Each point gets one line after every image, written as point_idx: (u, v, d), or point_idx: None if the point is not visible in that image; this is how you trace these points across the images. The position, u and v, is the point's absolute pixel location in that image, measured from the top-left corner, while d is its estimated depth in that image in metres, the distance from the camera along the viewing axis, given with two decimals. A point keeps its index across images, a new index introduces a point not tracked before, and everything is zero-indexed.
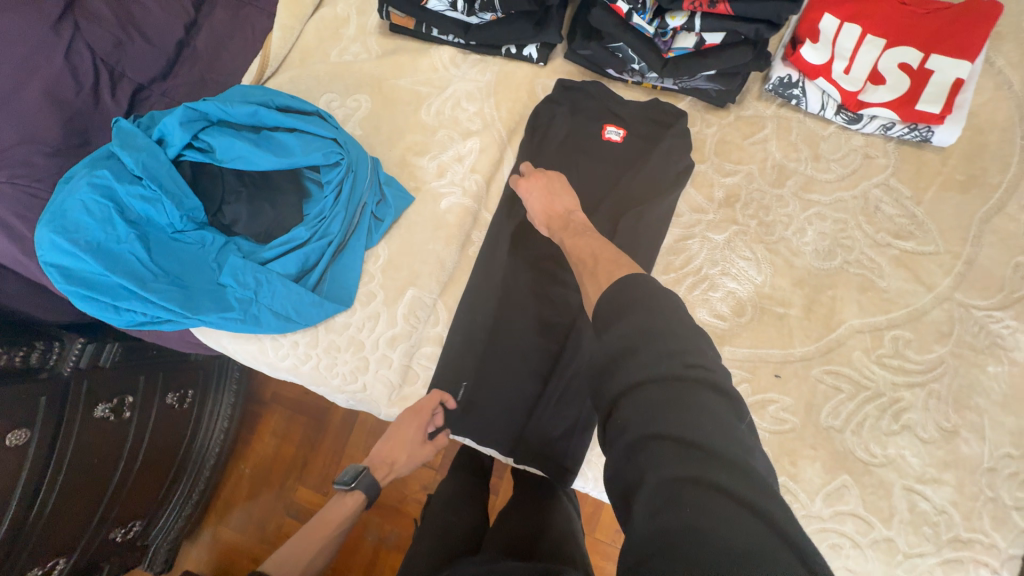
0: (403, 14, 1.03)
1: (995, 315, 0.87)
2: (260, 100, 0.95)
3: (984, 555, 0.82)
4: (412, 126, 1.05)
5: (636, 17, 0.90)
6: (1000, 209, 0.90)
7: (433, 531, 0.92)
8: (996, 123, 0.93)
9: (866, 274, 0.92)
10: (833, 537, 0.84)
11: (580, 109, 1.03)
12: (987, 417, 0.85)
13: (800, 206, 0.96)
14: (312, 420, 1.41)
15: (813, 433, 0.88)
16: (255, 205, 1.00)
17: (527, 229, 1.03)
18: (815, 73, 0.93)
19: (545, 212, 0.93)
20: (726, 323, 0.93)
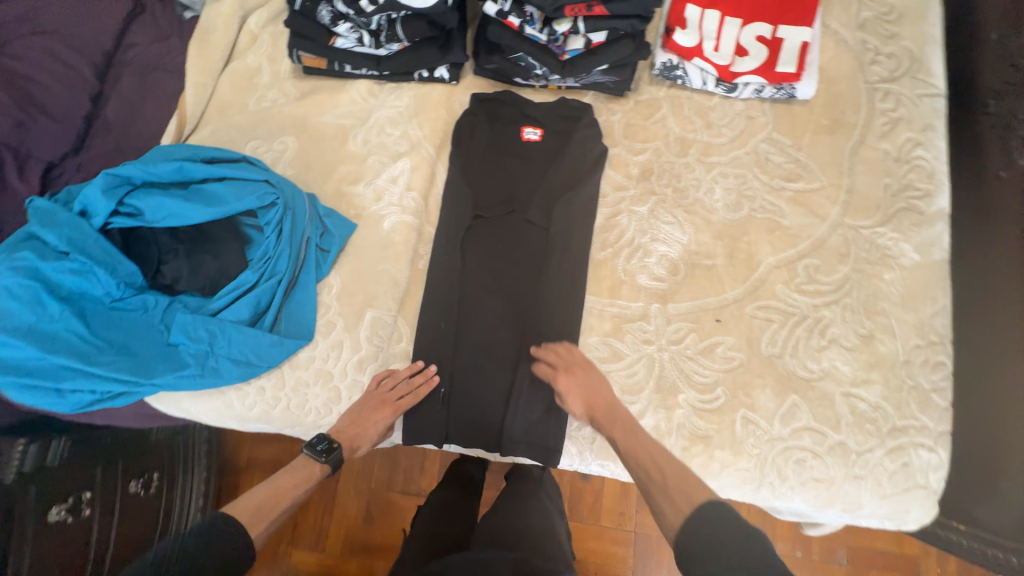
0: (313, 56, 1.08)
1: (880, 231, 1.02)
2: (184, 156, 0.96)
3: (918, 436, 0.94)
4: (342, 158, 1.10)
5: (528, 28, 0.99)
6: (862, 143, 1.06)
7: (422, 537, 0.98)
8: (843, 74, 1.10)
9: (771, 216, 1.04)
10: (796, 453, 0.94)
11: (497, 117, 1.11)
12: (894, 318, 0.98)
13: (705, 169, 1.08)
14: None
15: (758, 363, 0.97)
16: (195, 259, 0.99)
17: (472, 232, 1.06)
18: (690, 55, 1.07)
19: (587, 408, 0.90)
20: (665, 283, 1.02)
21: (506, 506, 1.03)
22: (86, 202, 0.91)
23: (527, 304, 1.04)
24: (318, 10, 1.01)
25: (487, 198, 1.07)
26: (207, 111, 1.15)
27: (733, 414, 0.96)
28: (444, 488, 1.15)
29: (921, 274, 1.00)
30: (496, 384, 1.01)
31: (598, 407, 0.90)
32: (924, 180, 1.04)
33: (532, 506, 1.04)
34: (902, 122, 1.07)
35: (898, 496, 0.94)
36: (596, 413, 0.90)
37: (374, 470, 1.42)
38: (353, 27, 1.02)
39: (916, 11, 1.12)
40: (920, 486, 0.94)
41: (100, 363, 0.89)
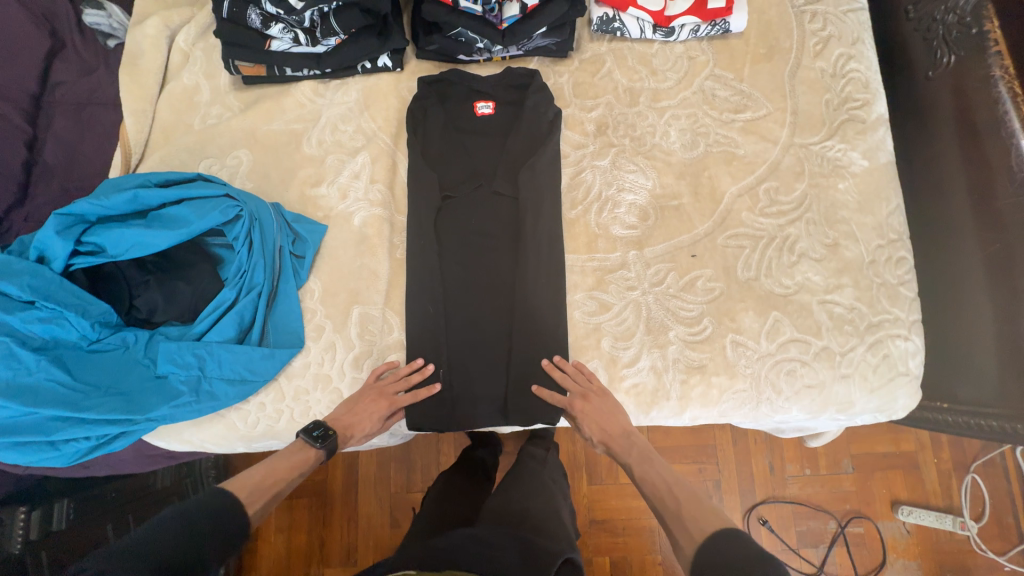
0: (250, 63, 1.06)
1: (829, 144, 1.07)
2: (136, 183, 0.93)
3: (894, 327, 1.01)
4: (300, 162, 1.08)
5: (461, 1, 1.01)
6: (800, 65, 1.11)
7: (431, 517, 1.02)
8: (771, 2, 1.14)
9: (726, 148, 1.08)
10: (786, 365, 0.99)
11: (448, 98, 1.12)
12: (855, 224, 1.04)
13: (657, 115, 1.11)
14: (314, 498, 1.42)
15: (737, 289, 1.02)
16: (168, 287, 0.97)
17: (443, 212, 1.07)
18: (625, 5, 1.08)
19: (602, 435, 0.94)
20: (638, 230, 1.05)
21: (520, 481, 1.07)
22: (41, 247, 0.88)
23: (509, 273, 1.05)
24: (247, 14, 0.99)
25: (452, 177, 1.09)
26: (152, 136, 1.10)
27: (722, 341, 1.00)
28: (459, 472, 1.17)
29: (872, 179, 1.05)
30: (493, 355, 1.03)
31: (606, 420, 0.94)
32: (861, 91, 1.09)
33: (541, 483, 1.07)
34: (832, 39, 1.11)
35: (884, 386, 1.00)
36: (611, 438, 0.94)
37: (392, 477, 1.42)
38: (286, 27, 1.01)
39: None
40: (902, 373, 1.00)
41: (90, 407, 0.87)
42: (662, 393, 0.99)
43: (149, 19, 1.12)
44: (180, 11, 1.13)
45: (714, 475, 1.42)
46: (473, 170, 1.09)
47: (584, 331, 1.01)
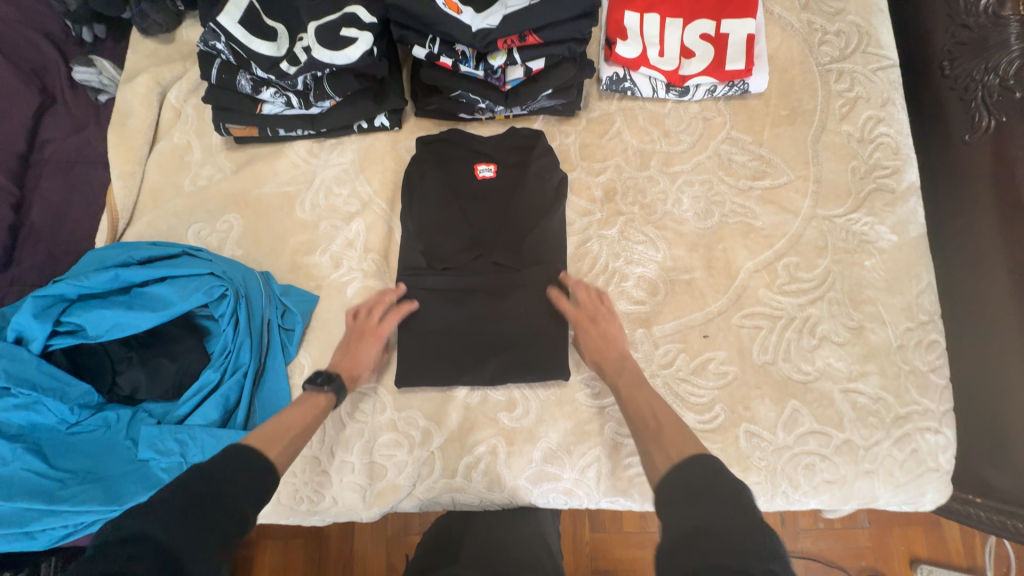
0: (242, 126, 1.01)
1: (855, 217, 0.99)
2: (119, 260, 0.89)
3: (923, 420, 0.93)
4: (293, 228, 1.04)
5: (462, 67, 0.93)
6: (824, 127, 1.03)
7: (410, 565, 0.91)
8: (793, 59, 1.07)
9: (743, 219, 1.01)
10: (804, 458, 0.92)
11: (445, 159, 1.06)
12: (882, 305, 0.96)
13: (669, 180, 1.04)
14: (310, 537, 1.35)
15: (752, 373, 0.95)
16: (151, 365, 0.93)
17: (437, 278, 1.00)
18: (636, 65, 1.02)
19: (597, 358, 0.91)
20: (646, 306, 0.99)
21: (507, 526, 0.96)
22: (19, 328, 0.85)
23: (508, 317, 0.98)
24: (237, 79, 0.94)
25: (447, 244, 1.02)
26: (141, 199, 1.06)
27: (735, 430, 0.93)
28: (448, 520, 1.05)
29: (901, 254, 0.98)
30: (484, 371, 0.96)
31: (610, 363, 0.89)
32: (890, 157, 1.02)
33: None
34: (860, 100, 1.04)
35: (912, 482, 0.92)
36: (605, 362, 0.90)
37: (389, 518, 1.34)
38: (278, 91, 0.96)
39: None
40: (932, 469, 0.92)
41: (65, 498, 0.82)
42: None
43: (141, 76, 1.08)
44: (173, 68, 1.10)
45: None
46: (474, 235, 1.03)
47: (588, 415, 0.96)
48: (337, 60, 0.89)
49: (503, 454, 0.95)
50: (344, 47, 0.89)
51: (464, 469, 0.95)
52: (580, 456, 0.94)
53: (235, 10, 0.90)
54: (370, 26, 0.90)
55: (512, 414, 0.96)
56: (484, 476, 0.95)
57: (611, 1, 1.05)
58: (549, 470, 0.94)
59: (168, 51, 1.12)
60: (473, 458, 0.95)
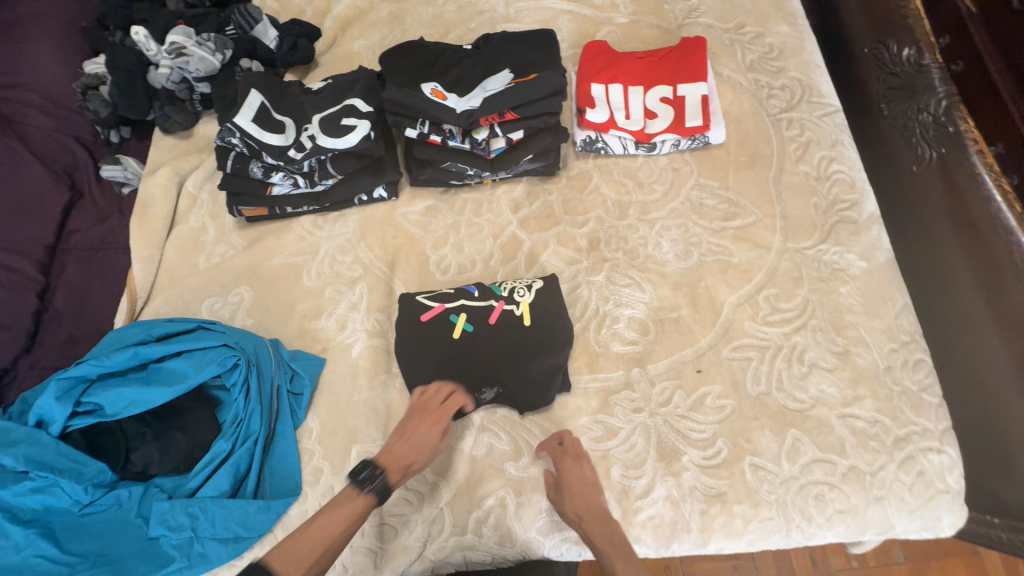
0: (252, 207, 1.11)
1: (824, 248, 1.06)
2: (137, 338, 0.95)
3: (924, 440, 0.94)
4: (300, 295, 1.11)
5: (450, 142, 1.05)
6: (783, 170, 1.13)
7: None
8: (746, 112, 1.19)
9: (720, 257, 1.08)
10: (813, 489, 0.92)
11: (431, 312, 1.04)
12: (863, 329, 1.00)
13: (647, 226, 1.12)
14: None
15: (749, 405, 0.97)
16: (164, 439, 0.95)
17: (433, 351, 1.02)
18: (606, 128, 1.14)
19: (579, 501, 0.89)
20: (639, 345, 1.03)
21: None
22: (39, 412, 0.88)
23: (511, 351, 1.01)
24: (249, 167, 1.05)
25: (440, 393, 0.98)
26: (158, 279, 1.15)
27: (740, 464, 0.94)
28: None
29: (874, 279, 1.04)
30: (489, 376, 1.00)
31: (595, 521, 0.87)
32: (848, 192, 1.10)
33: None
34: (811, 143, 1.15)
35: (924, 507, 0.91)
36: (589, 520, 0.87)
37: None
38: (286, 174, 1.07)
39: (792, 46, 1.24)
40: (942, 491, 0.92)
41: None
42: (682, 525, 0.92)
43: (161, 168, 1.21)
44: (190, 159, 1.22)
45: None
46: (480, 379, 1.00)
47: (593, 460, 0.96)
48: (338, 144, 1.02)
49: (513, 505, 0.95)
50: (344, 133, 1.02)
51: (474, 525, 0.94)
52: None
53: (248, 111, 1.03)
54: (367, 115, 1.04)
55: (518, 464, 0.97)
56: (495, 530, 0.94)
57: (579, 76, 1.19)
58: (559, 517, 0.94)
59: (186, 144, 1.25)
60: (482, 512, 0.95)
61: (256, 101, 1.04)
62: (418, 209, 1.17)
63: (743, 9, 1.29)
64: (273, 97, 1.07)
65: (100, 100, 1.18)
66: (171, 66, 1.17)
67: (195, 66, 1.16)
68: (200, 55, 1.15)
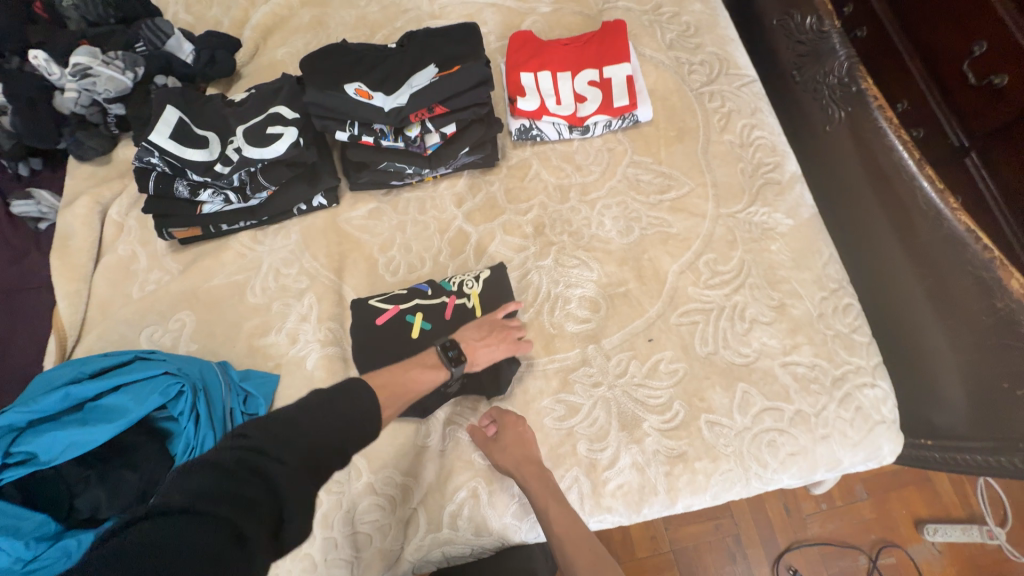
0: (184, 228, 1.07)
1: (753, 210, 1.12)
2: (69, 378, 0.90)
3: (858, 377, 1.01)
4: (246, 313, 1.07)
5: (383, 141, 1.04)
6: (710, 140, 1.19)
7: None
8: (671, 88, 1.24)
9: (660, 228, 1.12)
10: (766, 436, 0.97)
11: (386, 314, 1.03)
12: (795, 282, 1.07)
13: (589, 207, 1.15)
14: None
15: (699, 365, 1.02)
16: (112, 479, 0.89)
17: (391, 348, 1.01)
18: (538, 115, 1.16)
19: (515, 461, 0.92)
20: (592, 322, 1.06)
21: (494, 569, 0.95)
22: None
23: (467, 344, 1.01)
24: (174, 186, 1.01)
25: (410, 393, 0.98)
26: (89, 313, 1.08)
27: (697, 423, 0.98)
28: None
29: (801, 234, 1.10)
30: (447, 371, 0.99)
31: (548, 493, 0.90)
32: (770, 155, 1.17)
33: None
34: (733, 113, 1.21)
35: (865, 438, 0.98)
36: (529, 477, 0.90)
37: None
38: (216, 190, 1.04)
39: (707, 23, 1.30)
40: (879, 422, 0.99)
41: None
42: (649, 488, 0.95)
43: (80, 198, 1.14)
44: (112, 186, 1.16)
45: (732, 530, 1.37)
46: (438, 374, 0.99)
47: (559, 438, 0.98)
48: (267, 154, 0.99)
49: (485, 494, 0.96)
50: (272, 142, 1.00)
51: (449, 520, 0.94)
52: (559, 480, 0.96)
53: (165, 127, 0.98)
54: (294, 122, 1.02)
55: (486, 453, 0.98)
56: (471, 521, 0.94)
57: (508, 67, 1.20)
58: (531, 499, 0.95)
59: (106, 171, 1.18)
60: (456, 506, 0.95)
61: (173, 117, 1.00)
62: (361, 213, 1.16)
63: None
64: (192, 113, 1.03)
65: None
66: (77, 89, 1.10)
67: (104, 86, 1.09)
68: (108, 74, 1.09)
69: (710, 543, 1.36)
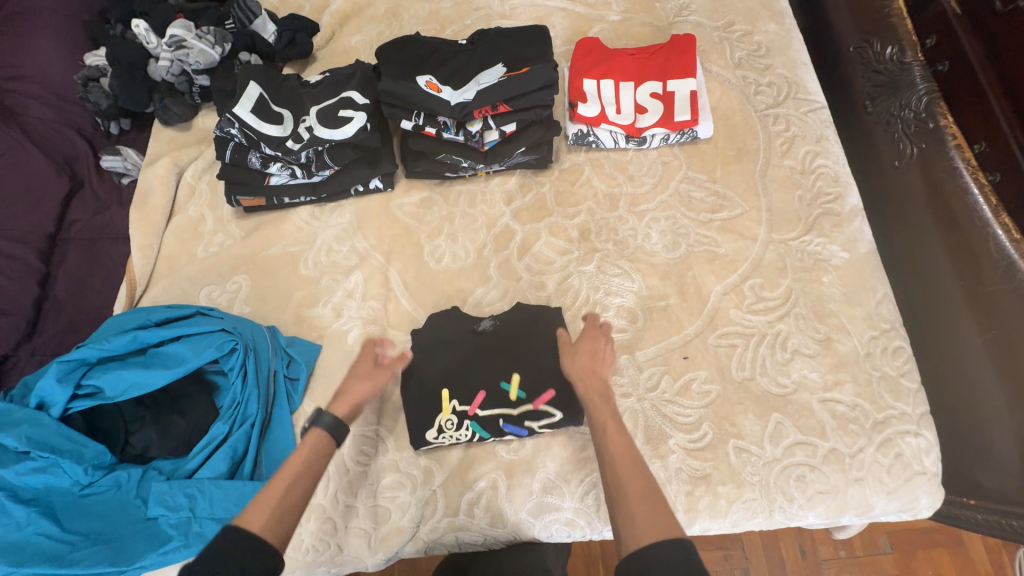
0: (251, 197, 1.13)
1: (808, 239, 1.09)
2: (137, 323, 0.98)
3: (902, 424, 0.97)
4: (297, 284, 1.13)
5: (444, 134, 1.08)
6: (769, 163, 1.17)
7: None
8: (734, 107, 1.22)
9: (708, 247, 1.11)
10: (795, 470, 0.95)
11: (543, 401, 0.98)
12: (844, 317, 1.04)
13: (637, 218, 1.15)
14: None
15: (733, 389, 1.00)
16: (163, 422, 0.98)
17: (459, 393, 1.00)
18: (597, 122, 1.17)
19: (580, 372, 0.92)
20: (628, 333, 1.06)
21: (502, 560, 0.96)
22: (40, 394, 0.90)
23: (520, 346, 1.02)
24: (248, 157, 1.08)
25: (551, 355, 1.01)
26: (157, 267, 1.17)
27: (725, 447, 0.97)
28: (449, 561, 1.05)
29: (856, 269, 1.07)
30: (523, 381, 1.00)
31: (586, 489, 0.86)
32: (832, 185, 1.14)
33: None
34: (797, 138, 1.18)
35: (902, 488, 0.94)
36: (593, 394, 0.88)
37: None
38: (284, 165, 1.10)
39: (779, 44, 1.27)
40: (919, 473, 0.95)
41: (75, 561, 0.83)
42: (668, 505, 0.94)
43: (161, 159, 1.23)
44: (190, 151, 1.24)
45: (742, 563, 1.33)
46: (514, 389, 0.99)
47: (582, 443, 0.99)
48: (335, 135, 1.05)
49: (504, 487, 0.97)
50: (342, 125, 1.05)
51: (466, 507, 0.97)
52: (578, 484, 0.97)
53: (247, 101, 1.05)
54: (364, 107, 1.07)
55: (509, 447, 1.00)
56: (487, 511, 0.96)
57: (572, 72, 1.22)
58: (548, 497, 0.96)
59: (185, 136, 1.27)
60: (474, 494, 0.97)
61: (255, 92, 1.07)
62: (414, 200, 1.20)
63: (732, 8, 1.33)
64: (272, 90, 1.09)
65: (101, 91, 1.20)
66: (171, 59, 1.19)
67: (195, 58, 1.18)
68: (200, 48, 1.17)
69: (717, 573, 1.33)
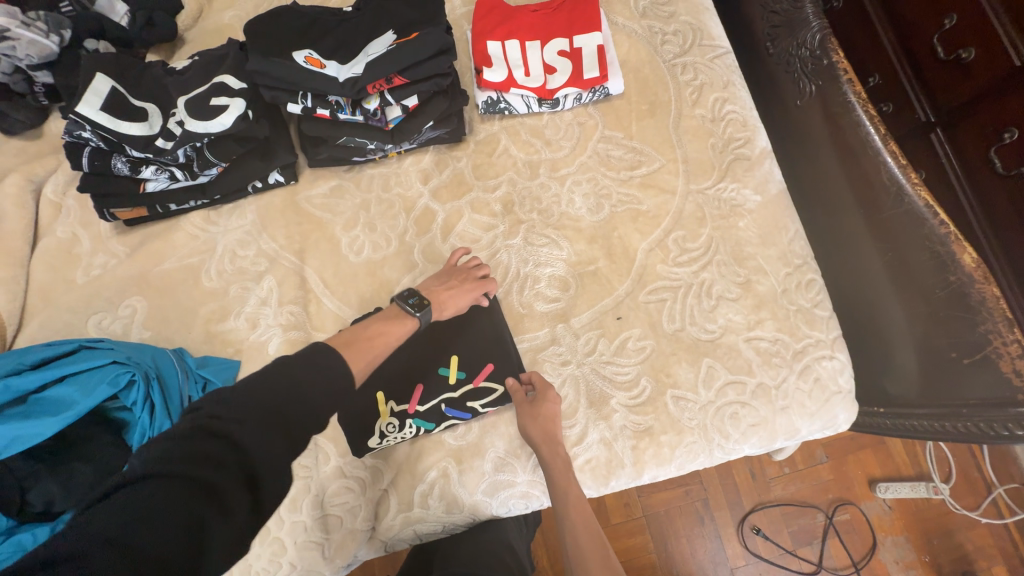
0: (128, 209, 1.00)
1: (723, 186, 1.12)
2: (8, 369, 0.86)
3: (818, 350, 1.04)
4: (201, 298, 1.03)
5: (340, 115, 0.99)
6: (682, 114, 1.17)
7: None
8: (643, 60, 1.20)
9: (631, 205, 1.11)
10: (728, 409, 1.00)
11: (483, 377, 0.98)
12: (761, 258, 1.08)
13: (559, 183, 1.13)
14: None
15: (666, 342, 1.03)
16: (64, 472, 0.86)
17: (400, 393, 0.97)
18: (505, 87, 1.12)
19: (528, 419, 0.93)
20: (562, 301, 1.05)
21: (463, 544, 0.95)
22: None
23: (452, 326, 1.02)
24: (112, 163, 0.94)
25: (483, 331, 1.01)
26: (29, 301, 1.02)
27: (663, 398, 1.00)
28: (414, 553, 1.04)
29: (768, 211, 1.11)
30: (462, 357, 1.00)
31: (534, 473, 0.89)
32: (741, 130, 1.16)
33: None
34: (705, 86, 1.18)
35: (822, 408, 1.02)
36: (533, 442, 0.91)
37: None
38: (159, 167, 0.97)
39: None
40: (836, 392, 1.02)
41: None
42: (616, 462, 0.97)
43: (9, 176, 1.05)
44: (46, 163, 1.08)
45: (700, 495, 1.43)
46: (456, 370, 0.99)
47: None
48: (211, 128, 0.92)
49: (455, 474, 0.96)
50: (216, 115, 0.93)
51: (419, 499, 0.95)
52: (528, 457, 0.97)
53: (96, 98, 0.90)
54: (240, 92, 0.95)
55: (456, 433, 0.98)
56: (441, 500, 0.95)
57: (474, 35, 1.14)
58: (500, 475, 0.96)
59: (36, 146, 1.09)
60: (426, 486, 0.95)
61: (105, 86, 0.92)
62: (322, 190, 1.11)
63: None
64: (128, 82, 0.95)
65: None
66: None
67: (26, 51, 0.99)
68: (29, 38, 0.98)
69: (680, 508, 1.42)
